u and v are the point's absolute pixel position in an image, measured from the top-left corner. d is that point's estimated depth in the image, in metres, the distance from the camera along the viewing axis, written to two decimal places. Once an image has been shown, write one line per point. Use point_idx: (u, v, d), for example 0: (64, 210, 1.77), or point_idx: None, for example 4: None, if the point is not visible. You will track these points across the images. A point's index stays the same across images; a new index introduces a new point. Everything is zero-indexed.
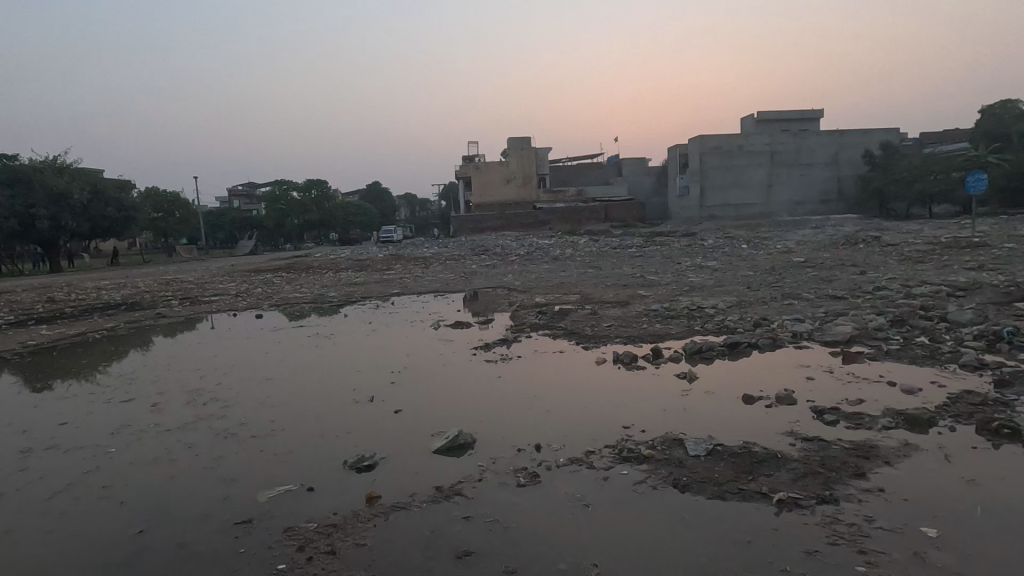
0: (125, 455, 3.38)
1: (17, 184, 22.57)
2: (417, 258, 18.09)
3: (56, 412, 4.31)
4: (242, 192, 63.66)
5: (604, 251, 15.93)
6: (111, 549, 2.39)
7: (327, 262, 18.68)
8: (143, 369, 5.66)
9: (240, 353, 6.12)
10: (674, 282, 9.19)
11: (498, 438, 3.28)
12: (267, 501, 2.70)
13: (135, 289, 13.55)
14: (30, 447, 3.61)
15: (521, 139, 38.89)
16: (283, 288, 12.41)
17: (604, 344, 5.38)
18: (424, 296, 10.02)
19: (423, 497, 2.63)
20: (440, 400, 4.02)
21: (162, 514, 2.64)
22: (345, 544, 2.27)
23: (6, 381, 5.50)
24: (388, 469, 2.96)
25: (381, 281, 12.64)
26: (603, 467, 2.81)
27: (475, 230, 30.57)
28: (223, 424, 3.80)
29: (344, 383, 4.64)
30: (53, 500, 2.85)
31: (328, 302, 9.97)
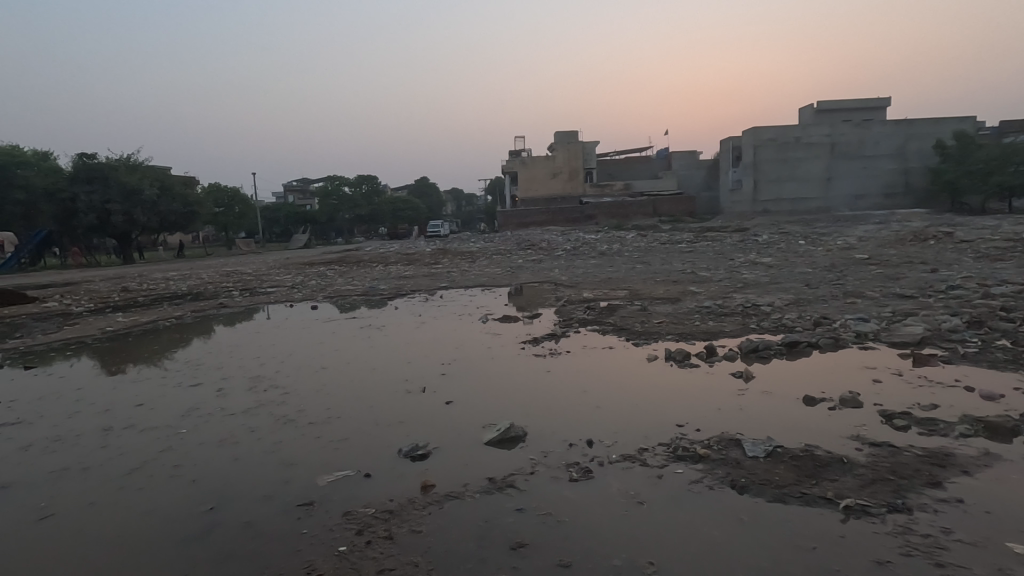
0: (194, 436, 3.57)
1: (95, 180, 24.26)
2: (463, 252, 18.38)
3: (132, 394, 4.61)
4: (297, 188, 66.17)
5: (652, 246, 15.61)
6: (183, 525, 2.53)
7: (377, 256, 19.20)
8: (207, 355, 5.98)
9: (296, 343, 6.36)
10: (728, 278, 8.94)
11: (549, 432, 3.28)
12: (327, 485, 2.80)
13: (199, 280, 14.33)
14: (111, 426, 3.87)
15: (567, 133, 38.73)
16: (337, 280, 12.84)
17: (655, 341, 5.29)
18: (472, 290, 10.15)
19: (475, 488, 2.66)
20: (490, 392, 4.07)
21: (229, 494, 2.78)
22: (402, 530, 2.33)
23: (86, 364, 5.92)
24: (441, 459, 3.01)
25: (429, 275, 12.83)
26: (657, 465, 2.76)
27: (522, 226, 30.65)
28: (283, 410, 3.97)
29: (396, 373, 4.75)
30: (132, 476, 3.05)
31: (379, 294, 10.26)
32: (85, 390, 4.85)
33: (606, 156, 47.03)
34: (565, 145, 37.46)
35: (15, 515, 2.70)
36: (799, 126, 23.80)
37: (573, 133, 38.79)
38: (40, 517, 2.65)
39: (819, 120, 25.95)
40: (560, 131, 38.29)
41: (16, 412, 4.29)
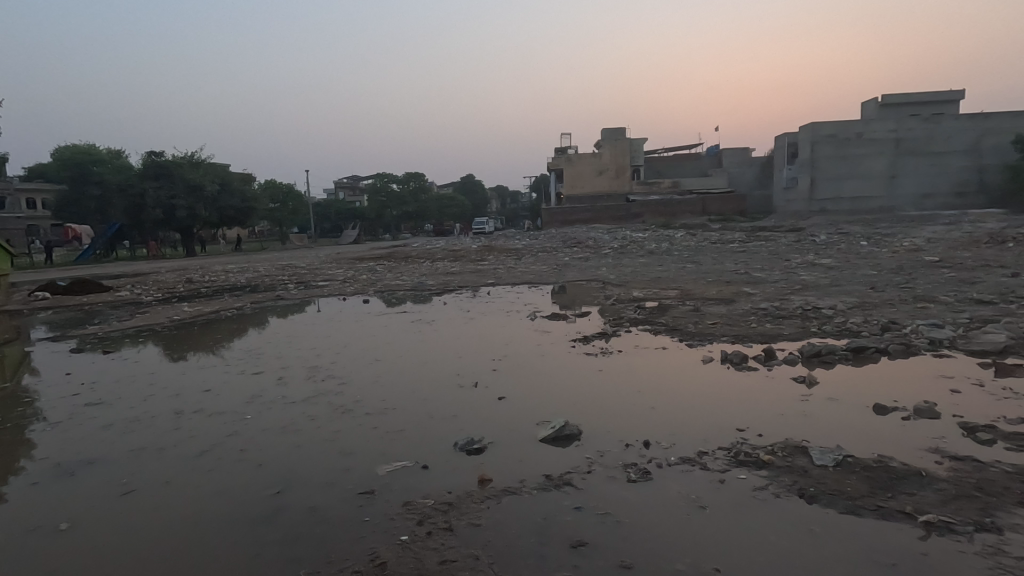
0: (258, 422, 3.72)
1: (162, 176, 25.69)
2: (509, 249, 18.46)
3: (199, 380, 4.84)
4: (347, 185, 68.04)
5: (702, 246, 15.20)
6: (253, 506, 2.64)
7: (424, 252, 19.51)
8: (266, 345, 6.22)
9: (349, 335, 6.54)
10: (784, 279, 8.62)
11: (604, 431, 3.25)
12: (386, 475, 2.86)
13: (257, 273, 14.94)
14: (182, 409, 4.09)
15: (614, 130, 38.29)
16: (386, 275, 13.14)
17: (710, 342, 5.15)
18: (518, 286, 10.18)
19: (532, 485, 2.66)
20: (541, 390, 4.06)
21: (293, 479, 2.88)
22: (461, 523, 2.36)
23: (154, 350, 6.27)
24: (497, 454, 3.02)
25: (475, 271, 12.94)
26: (718, 469, 2.69)
27: (567, 223, 30.49)
28: (340, 400, 4.08)
29: (448, 368, 4.81)
30: (203, 457, 3.21)
31: (427, 289, 10.42)
32: (157, 375, 5.13)
33: (653, 153, 46.11)
34: (612, 142, 36.98)
35: (100, 488, 2.88)
36: (862, 121, 22.65)
37: (620, 130, 38.29)
38: (123, 492, 2.82)
39: (883, 114, 24.62)
40: (607, 128, 37.87)
41: (97, 394, 4.59)
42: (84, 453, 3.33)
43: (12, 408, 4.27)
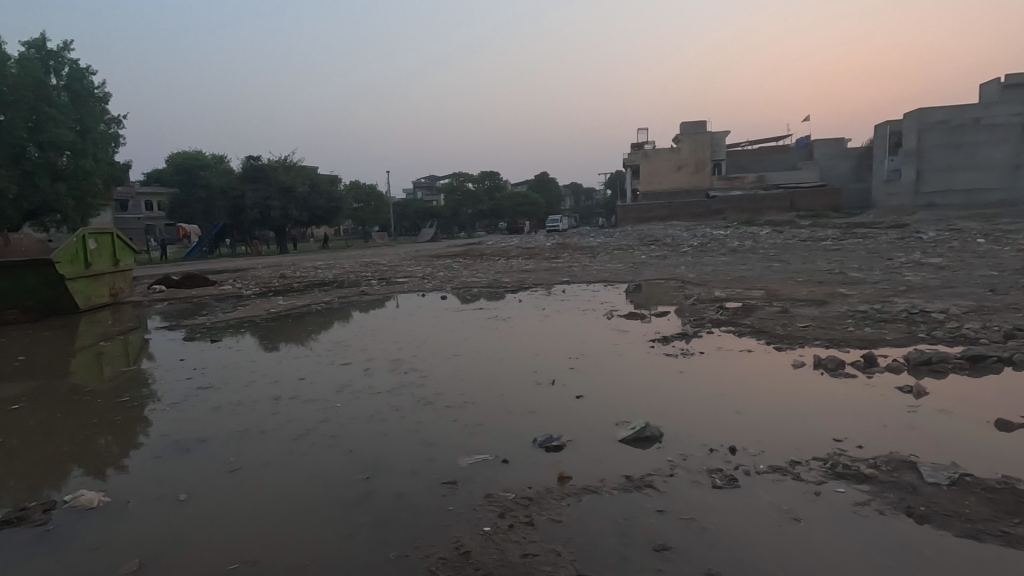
0: (347, 410, 3.94)
1: (259, 179, 27.73)
2: (583, 246, 18.35)
3: (294, 369, 5.19)
4: (425, 185, 70.15)
5: (790, 244, 14.35)
6: (346, 489, 2.80)
7: (498, 249, 19.81)
8: (353, 338, 6.56)
9: (429, 330, 6.75)
10: (886, 279, 7.95)
11: (687, 435, 3.16)
12: (467, 466, 2.94)
13: (343, 269, 15.81)
14: (279, 395, 4.41)
15: (694, 124, 36.94)
16: (462, 272, 13.46)
17: (801, 346, 4.85)
18: (594, 285, 10.08)
19: (613, 484, 2.64)
20: (620, 389, 4.02)
21: (381, 466, 3.02)
22: (542, 518, 2.38)
23: (253, 340, 6.80)
24: (577, 453, 3.02)
25: (550, 269, 12.94)
26: (813, 481, 2.54)
27: (643, 220, 29.75)
28: (422, 393, 4.22)
29: (525, 364, 4.86)
30: (299, 441, 3.43)
31: (502, 286, 10.55)
32: (256, 363, 5.54)
33: (737, 146, 43.99)
34: (691, 136, 35.73)
35: (212, 465, 3.16)
36: (979, 104, 20.41)
37: (700, 123, 36.88)
38: (230, 469, 3.08)
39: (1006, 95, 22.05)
40: (687, 121, 36.62)
41: (207, 378, 5.04)
42: (197, 432, 3.67)
43: (136, 390, 4.76)
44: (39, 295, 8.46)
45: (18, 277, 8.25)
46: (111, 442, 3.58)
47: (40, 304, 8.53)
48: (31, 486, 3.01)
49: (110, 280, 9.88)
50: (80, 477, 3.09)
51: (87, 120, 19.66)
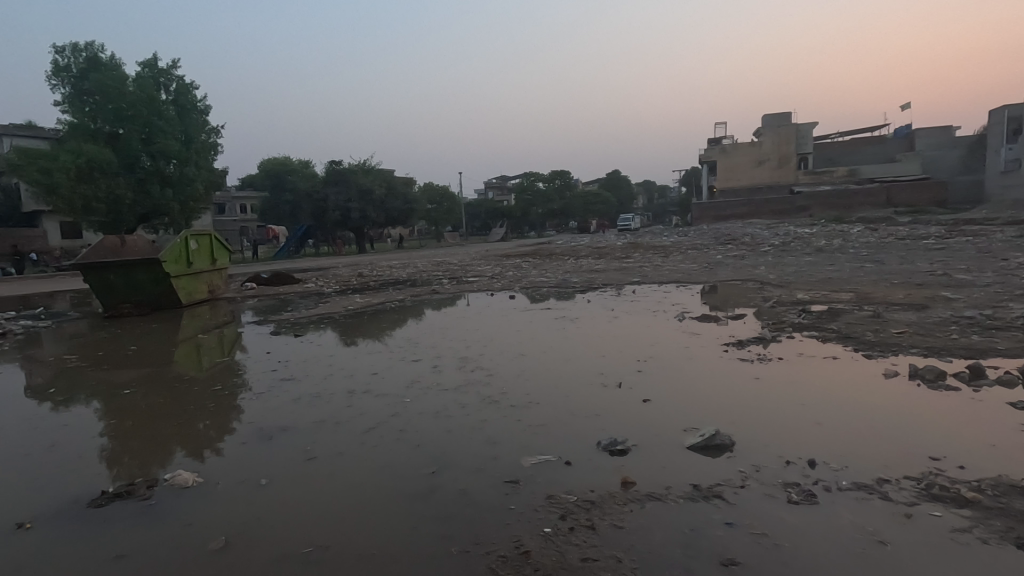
0: (416, 405, 4.06)
1: (340, 182, 29.25)
2: (656, 246, 17.93)
3: (368, 364, 5.43)
4: (497, 185, 71.10)
5: (885, 242, 13.27)
6: (411, 482, 2.89)
7: (568, 249, 19.74)
8: (423, 335, 6.76)
9: (498, 329, 6.84)
10: (999, 282, 7.17)
11: (761, 445, 3.00)
12: (530, 466, 2.95)
13: (417, 268, 16.33)
14: (353, 389, 4.61)
15: (777, 116, 35.05)
16: (531, 271, 13.52)
17: (895, 354, 4.47)
18: (666, 285, 9.80)
19: (679, 493, 2.55)
20: (690, 394, 3.89)
21: (446, 461, 3.09)
22: (604, 523, 2.34)
23: (331, 335, 7.16)
24: (642, 458, 2.95)
25: (620, 269, 12.71)
26: (903, 502, 2.33)
27: (720, 219, 28.59)
28: (487, 391, 4.28)
29: (592, 366, 4.81)
30: (369, 434, 3.58)
31: (571, 286, 10.48)
32: (334, 357, 5.84)
33: (825, 138, 41.24)
34: (774, 129, 33.87)
35: (290, 453, 3.36)
36: None
37: (784, 115, 34.95)
38: (307, 458, 3.27)
39: None
40: (769, 114, 34.83)
41: (289, 371, 5.37)
42: (279, 421, 3.92)
43: (229, 379, 5.16)
44: (148, 292, 9.35)
45: (131, 274, 9.16)
46: (208, 426, 3.91)
47: (149, 300, 9.43)
48: (141, 462, 3.34)
49: (209, 278, 10.76)
50: (180, 457, 3.40)
51: (190, 130, 21.42)
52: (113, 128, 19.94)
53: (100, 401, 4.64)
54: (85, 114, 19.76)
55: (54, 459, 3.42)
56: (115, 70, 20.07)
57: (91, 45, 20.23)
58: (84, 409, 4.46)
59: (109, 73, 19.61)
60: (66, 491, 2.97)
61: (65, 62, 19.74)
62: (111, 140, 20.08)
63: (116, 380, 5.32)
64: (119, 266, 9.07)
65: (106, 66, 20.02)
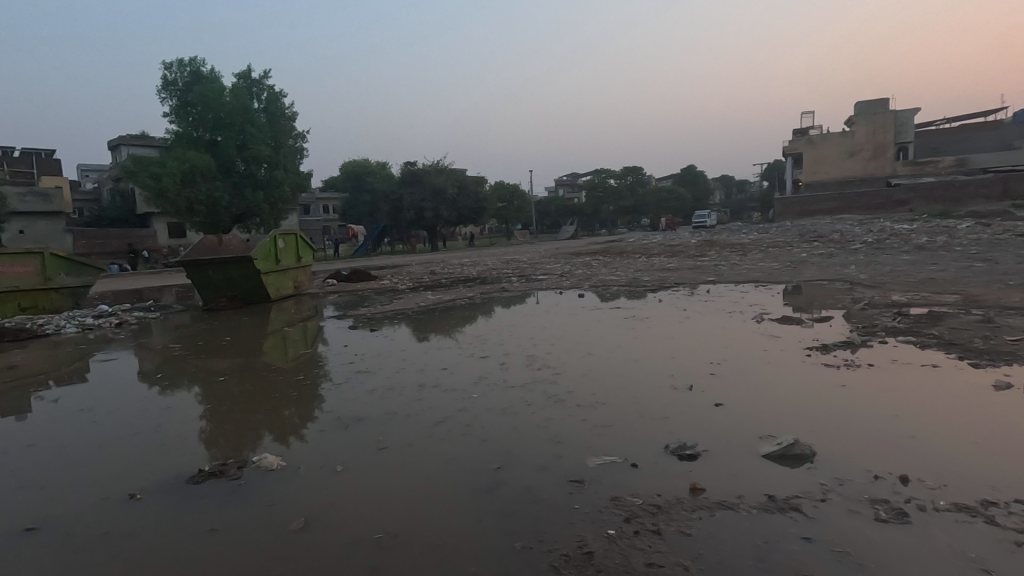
0: (483, 401, 4.13)
1: (415, 182, 30.23)
2: (733, 243, 17.21)
3: (438, 359, 5.58)
4: (568, 183, 70.68)
5: (999, 239, 12.01)
6: (477, 476, 2.94)
7: (640, 247, 19.29)
8: (491, 332, 6.87)
9: (566, 327, 6.81)
10: None
11: (847, 457, 2.80)
12: (595, 467, 2.92)
13: (487, 266, 16.59)
14: (423, 383, 4.76)
15: (873, 103, 32.50)
16: (601, 269, 13.37)
17: (1007, 364, 4.03)
18: (744, 285, 9.37)
19: (752, 503, 2.44)
20: (766, 400, 3.69)
21: (511, 458, 3.12)
22: (670, 529, 2.28)
23: (404, 330, 7.42)
24: (714, 463, 2.84)
25: (694, 267, 12.27)
26: (1013, 529, 2.10)
27: (806, 215, 26.92)
28: (553, 390, 4.28)
29: (661, 367, 4.68)
30: (438, 428, 3.68)
31: (642, 285, 10.25)
32: (406, 352, 6.05)
33: (928, 125, 37.82)
34: (869, 118, 31.44)
35: (363, 443, 3.51)
36: None
37: (881, 102, 32.34)
38: (378, 447, 3.42)
39: None
40: (864, 101, 32.39)
41: (366, 363, 5.63)
42: (355, 411, 4.12)
43: (311, 370, 5.49)
44: (242, 286, 10.11)
45: (227, 270, 9.94)
46: (293, 413, 4.17)
47: (243, 294, 10.20)
48: (234, 444, 3.62)
49: (294, 275, 11.47)
50: (268, 441, 3.66)
51: (279, 135, 22.82)
52: (212, 135, 21.66)
53: (199, 387, 5.07)
54: (189, 124, 21.62)
55: (160, 438, 3.79)
56: (215, 82, 21.77)
57: (195, 60, 22.04)
58: (186, 393, 4.89)
59: (210, 85, 21.28)
60: (172, 467, 3.28)
61: (172, 76, 21.62)
62: (210, 147, 21.81)
63: (213, 368, 5.80)
64: (216, 263, 9.86)
65: (207, 79, 21.75)
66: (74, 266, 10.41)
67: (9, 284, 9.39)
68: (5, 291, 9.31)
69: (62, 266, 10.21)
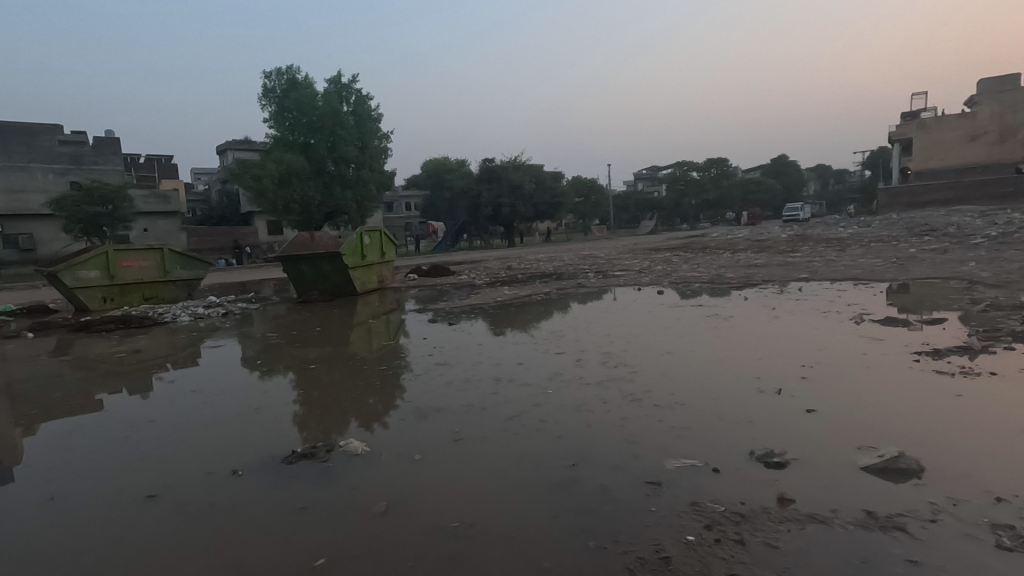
0: (557, 397, 4.12)
1: (493, 178, 30.67)
2: (830, 238, 15.99)
3: (513, 354, 5.64)
4: (647, 177, 68.81)
5: None
6: (552, 472, 2.94)
7: (724, 242, 18.41)
8: (567, 328, 6.84)
9: (643, 325, 6.64)
10: None
11: (962, 475, 2.53)
12: (674, 469, 2.82)
13: (563, 261, 16.51)
14: (500, 377, 4.82)
15: (1000, 80, 29.00)
16: (682, 266, 12.89)
17: None
18: (840, 282, 8.71)
19: (847, 518, 2.26)
20: (866, 409, 3.40)
21: (585, 456, 3.08)
22: (755, 539, 2.17)
23: (481, 325, 7.57)
24: (805, 473, 2.65)
25: (784, 264, 11.54)
26: None
27: (916, 206, 24.52)
28: (630, 388, 4.18)
29: (747, 369, 4.44)
30: (513, 421, 3.71)
31: (725, 282, 9.79)
32: (483, 346, 6.17)
33: None
34: (994, 97, 28.12)
35: (440, 433, 3.61)
36: None
37: (1011, 79, 28.78)
38: (454, 438, 3.49)
39: None
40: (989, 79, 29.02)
41: (444, 356, 5.79)
42: (433, 401, 4.25)
43: (393, 360, 5.73)
44: (332, 280, 10.74)
45: (319, 265, 10.59)
46: (376, 401, 4.38)
47: (333, 287, 10.82)
48: (324, 428, 3.86)
49: (379, 269, 12.02)
50: (354, 426, 3.86)
51: (366, 137, 23.91)
52: (307, 138, 23.12)
53: (293, 373, 5.45)
54: (286, 128, 23.17)
55: (259, 419, 4.11)
56: (309, 87, 23.15)
57: (291, 68, 23.51)
58: (281, 379, 5.27)
59: (304, 91, 22.65)
60: (271, 446, 3.55)
61: (272, 84, 23.24)
62: (304, 150, 23.27)
63: (306, 356, 6.20)
64: (309, 258, 10.54)
65: (302, 85, 23.17)
66: (188, 260, 11.47)
67: (134, 276, 10.54)
68: (132, 282, 10.48)
69: (179, 261, 11.31)
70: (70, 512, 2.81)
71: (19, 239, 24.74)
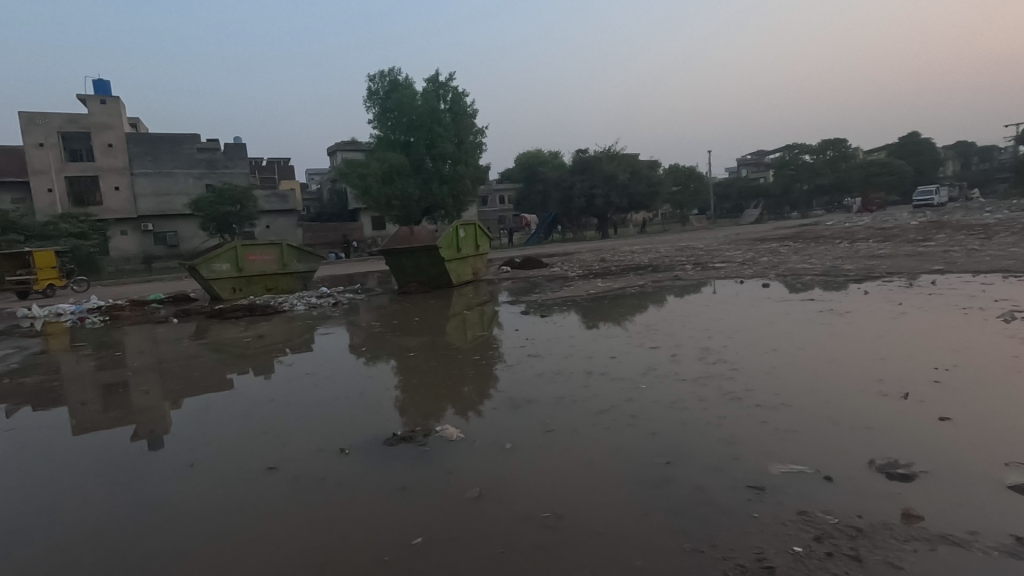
0: (650, 393, 4.00)
1: (586, 169, 30.37)
2: (973, 224, 14.04)
3: (606, 347, 5.55)
4: (752, 162, 64.53)
5: None
6: (645, 469, 2.86)
7: (842, 231, 16.78)
8: (663, 322, 6.61)
9: (746, 320, 6.25)
10: None
11: None
12: (780, 474, 2.63)
13: (659, 253, 15.95)
14: (592, 370, 4.76)
15: None
16: (791, 257, 11.97)
17: None
18: (986, 275, 7.63)
19: (990, 543, 1.99)
20: (1018, 420, 2.96)
21: (681, 455, 2.96)
22: (874, 556, 1.97)
23: (573, 317, 7.50)
24: (939, 489, 2.36)
25: (914, 254, 10.33)
26: None
27: None
28: (730, 386, 3.96)
29: (865, 370, 4.03)
30: (604, 416, 3.65)
31: (842, 274, 8.95)
32: (575, 338, 6.13)
33: None
34: None
35: (529, 425, 3.63)
36: None
37: None
38: (544, 430, 3.51)
39: None
40: None
41: (536, 348, 5.83)
42: (524, 393, 4.29)
43: (486, 351, 5.86)
44: (429, 273, 11.19)
45: (418, 258, 11.07)
46: (471, 390, 4.50)
47: (430, 279, 11.27)
48: (422, 414, 4.03)
49: (474, 262, 12.34)
50: (448, 413, 4.00)
51: (462, 132, 24.56)
52: (407, 137, 24.21)
53: (394, 360, 5.75)
54: (388, 128, 24.38)
55: (362, 402, 4.39)
56: (409, 88, 24.16)
57: (393, 70, 24.66)
58: (383, 365, 5.59)
59: (405, 91, 23.67)
60: (373, 428, 3.77)
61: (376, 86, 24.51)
62: (405, 148, 24.41)
63: (406, 344, 6.53)
64: (409, 252, 11.06)
65: (403, 86, 24.23)
66: (303, 254, 12.44)
67: (259, 269, 11.65)
68: (256, 274, 11.59)
69: (295, 255, 12.31)
70: (201, 479, 3.16)
71: (167, 236, 28.69)
